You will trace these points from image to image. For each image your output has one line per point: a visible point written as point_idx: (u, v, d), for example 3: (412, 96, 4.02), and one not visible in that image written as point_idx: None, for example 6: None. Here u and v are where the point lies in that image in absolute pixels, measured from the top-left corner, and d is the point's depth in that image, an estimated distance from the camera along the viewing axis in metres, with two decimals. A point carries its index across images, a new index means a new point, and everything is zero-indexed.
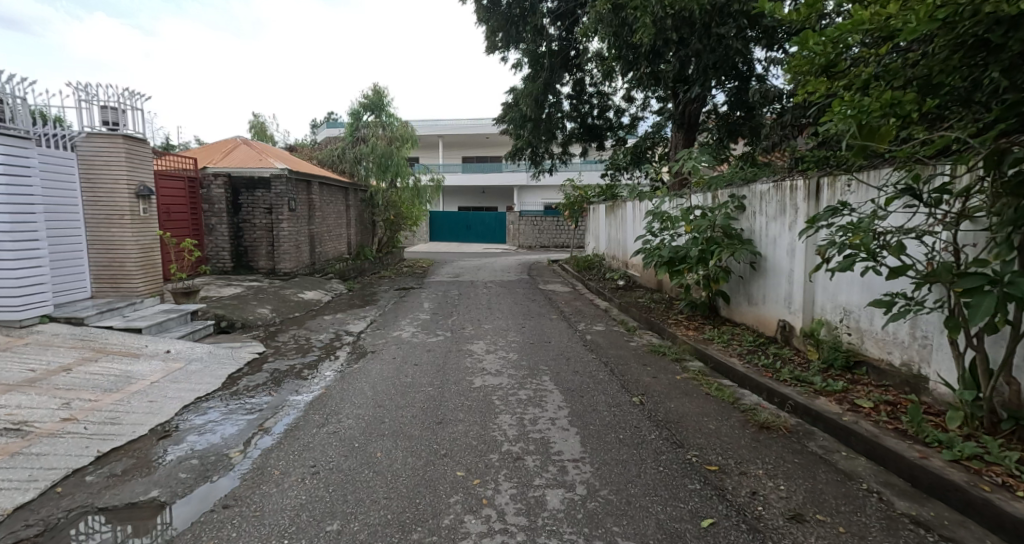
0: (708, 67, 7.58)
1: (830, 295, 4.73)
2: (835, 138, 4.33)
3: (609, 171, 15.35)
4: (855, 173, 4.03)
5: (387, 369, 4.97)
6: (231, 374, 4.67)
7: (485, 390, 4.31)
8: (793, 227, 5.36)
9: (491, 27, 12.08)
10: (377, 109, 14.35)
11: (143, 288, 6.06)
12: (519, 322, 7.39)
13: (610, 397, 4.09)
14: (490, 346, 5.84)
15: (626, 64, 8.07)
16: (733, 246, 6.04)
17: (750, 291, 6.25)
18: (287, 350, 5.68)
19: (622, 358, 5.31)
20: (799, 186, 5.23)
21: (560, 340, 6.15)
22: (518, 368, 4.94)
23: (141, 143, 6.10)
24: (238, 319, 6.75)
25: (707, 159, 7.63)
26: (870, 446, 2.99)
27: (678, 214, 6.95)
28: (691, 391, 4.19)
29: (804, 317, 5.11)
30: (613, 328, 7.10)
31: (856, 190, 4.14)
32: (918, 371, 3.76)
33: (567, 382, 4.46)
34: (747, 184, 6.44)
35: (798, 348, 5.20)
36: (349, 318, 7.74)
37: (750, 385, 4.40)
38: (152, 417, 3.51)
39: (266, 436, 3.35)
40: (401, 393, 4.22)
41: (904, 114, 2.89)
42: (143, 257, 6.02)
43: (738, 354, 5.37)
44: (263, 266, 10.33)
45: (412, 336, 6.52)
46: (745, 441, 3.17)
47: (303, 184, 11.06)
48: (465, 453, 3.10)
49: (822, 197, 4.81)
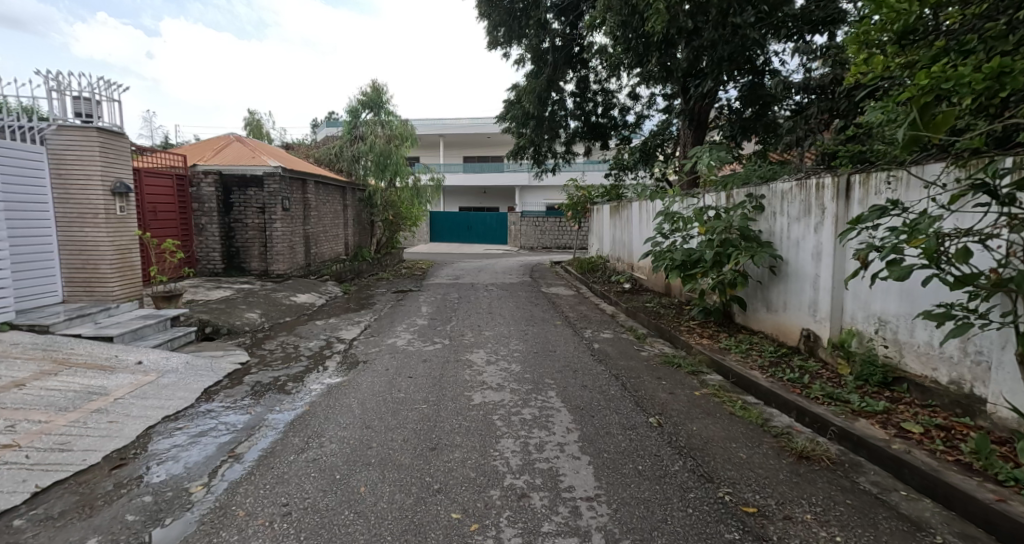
0: (722, 60, 7.19)
1: (863, 303, 4.34)
2: (880, 129, 3.93)
3: (612, 171, 14.92)
4: (903, 169, 3.63)
5: (379, 382, 4.56)
6: (207, 388, 4.27)
7: (485, 409, 3.89)
8: (819, 229, 4.96)
9: (492, 22, 11.82)
10: (376, 107, 13.79)
11: (120, 292, 5.66)
12: (521, 329, 6.97)
13: (624, 417, 3.67)
14: (490, 356, 5.43)
15: (634, 57, 7.65)
16: (752, 249, 5.63)
17: (769, 297, 5.86)
18: (272, 361, 5.27)
19: (634, 371, 4.90)
20: (826, 184, 4.84)
21: (566, 350, 5.74)
22: (521, 382, 4.53)
23: (117, 137, 5.70)
24: (223, 325, 6.35)
25: (720, 155, 7.24)
26: (931, 484, 2.59)
27: (690, 215, 6.53)
28: (714, 411, 3.78)
29: (832, 326, 4.72)
30: (622, 336, 6.69)
31: (902, 188, 3.74)
32: (970, 391, 3.39)
33: (576, 399, 4.05)
34: (765, 182, 6.04)
35: (825, 360, 4.81)
36: (342, 324, 7.32)
37: (778, 403, 3.98)
38: (109, 441, 3.11)
39: (236, 465, 2.94)
40: (393, 411, 3.81)
41: (1000, 90, 2.49)
42: (119, 259, 5.62)
43: (759, 366, 4.97)
44: (255, 268, 9.95)
45: (408, 344, 6.11)
46: (785, 475, 2.75)
47: (298, 183, 10.67)
48: (462, 488, 2.70)
49: (853, 196, 4.43)
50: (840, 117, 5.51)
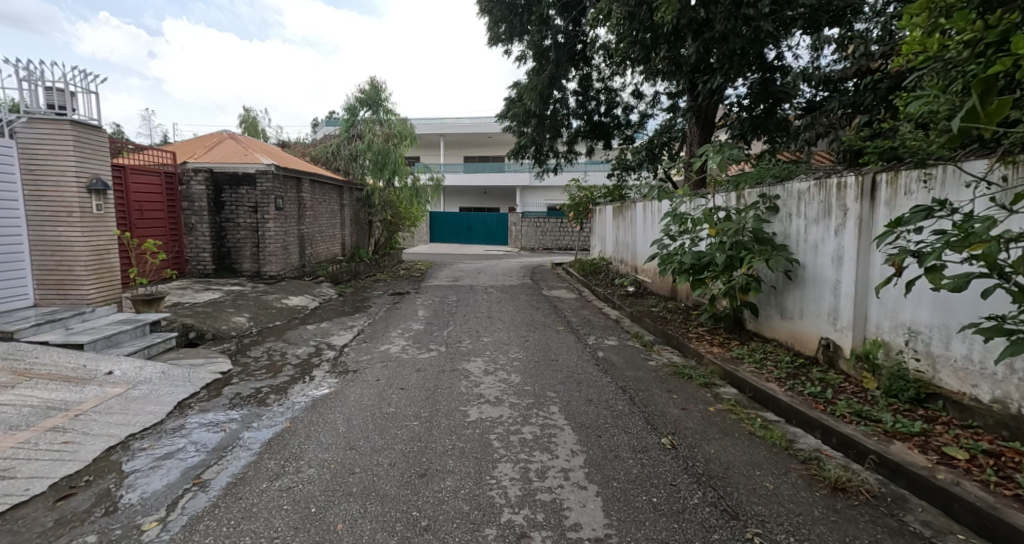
0: (734, 54, 6.86)
1: (889, 312, 4.04)
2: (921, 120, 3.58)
3: (616, 170, 14.55)
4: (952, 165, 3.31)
5: (368, 394, 4.25)
6: (181, 401, 3.94)
7: (481, 427, 3.56)
8: (840, 231, 4.65)
9: (493, 18, 11.55)
10: (374, 105, 13.39)
11: (96, 295, 5.33)
12: (521, 334, 6.64)
13: (634, 438, 3.34)
14: (489, 366, 5.09)
15: (641, 50, 7.29)
16: (767, 253, 5.31)
17: (783, 303, 5.55)
18: (255, 369, 4.94)
19: (642, 383, 4.57)
20: (849, 184, 4.52)
21: (569, 358, 5.40)
22: (521, 395, 4.21)
23: (94, 131, 5.38)
24: (208, 329, 6.04)
25: (731, 154, 6.90)
26: (991, 525, 2.29)
27: (700, 216, 6.18)
28: (732, 430, 3.46)
29: (856, 336, 4.40)
30: (627, 343, 6.37)
31: (947, 185, 3.42)
32: (1018, 412, 3.10)
33: (580, 416, 3.73)
34: (780, 182, 5.72)
35: (846, 373, 4.50)
36: (335, 329, 7.00)
37: (802, 421, 3.66)
38: (60, 465, 2.80)
39: (200, 495, 2.62)
40: (381, 429, 3.49)
41: None
42: (95, 260, 5.30)
43: (776, 379, 4.63)
44: (247, 269, 9.64)
45: (402, 351, 5.77)
46: (820, 512, 2.44)
47: (292, 182, 10.36)
48: (453, 526, 2.40)
49: (880, 197, 4.11)
50: (863, 112, 5.17)
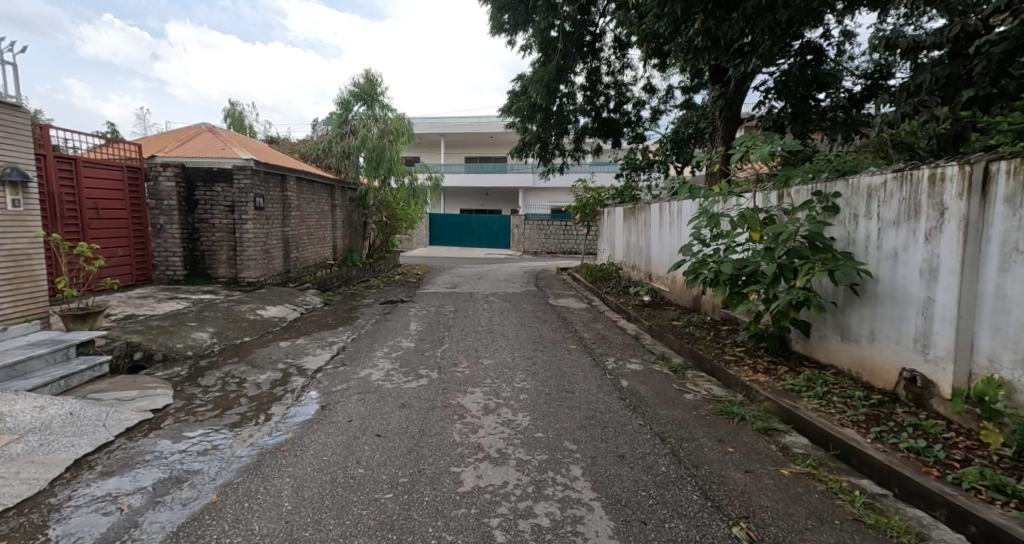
0: (780, 28, 5.86)
1: (1012, 342, 3.12)
2: None
3: (625, 170, 13.56)
4: None
5: (333, 445, 3.27)
6: (82, 459, 2.96)
7: (479, 504, 2.58)
8: (933, 237, 3.68)
9: (497, 4, 10.61)
10: (368, 99, 12.30)
11: (9, 310, 4.38)
12: (527, 355, 5.67)
13: (695, 528, 2.38)
14: (489, 402, 4.09)
15: (670, 25, 6.34)
16: (831, 261, 4.31)
17: (845, 322, 4.57)
18: (200, 406, 3.97)
19: (685, 428, 3.60)
20: (948, 175, 3.54)
21: (587, 390, 4.42)
22: (533, 448, 3.23)
23: (12, 111, 4.42)
24: (158, 350, 5.09)
25: (773, 144, 5.88)
26: None
27: (738, 217, 5.17)
28: (828, 515, 2.49)
29: (962, 371, 3.44)
30: (653, 367, 5.36)
31: None
32: None
33: (613, 485, 2.76)
34: (841, 176, 4.73)
35: (947, 418, 3.52)
36: (310, 347, 6.02)
37: (917, 495, 2.69)
38: None
39: None
40: (340, 508, 2.52)
41: None
42: (10, 267, 4.37)
43: (852, 423, 3.63)
44: (223, 275, 8.70)
45: (385, 379, 4.75)
46: None
47: (275, 179, 9.40)
48: None
49: (1000, 193, 3.17)
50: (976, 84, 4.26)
